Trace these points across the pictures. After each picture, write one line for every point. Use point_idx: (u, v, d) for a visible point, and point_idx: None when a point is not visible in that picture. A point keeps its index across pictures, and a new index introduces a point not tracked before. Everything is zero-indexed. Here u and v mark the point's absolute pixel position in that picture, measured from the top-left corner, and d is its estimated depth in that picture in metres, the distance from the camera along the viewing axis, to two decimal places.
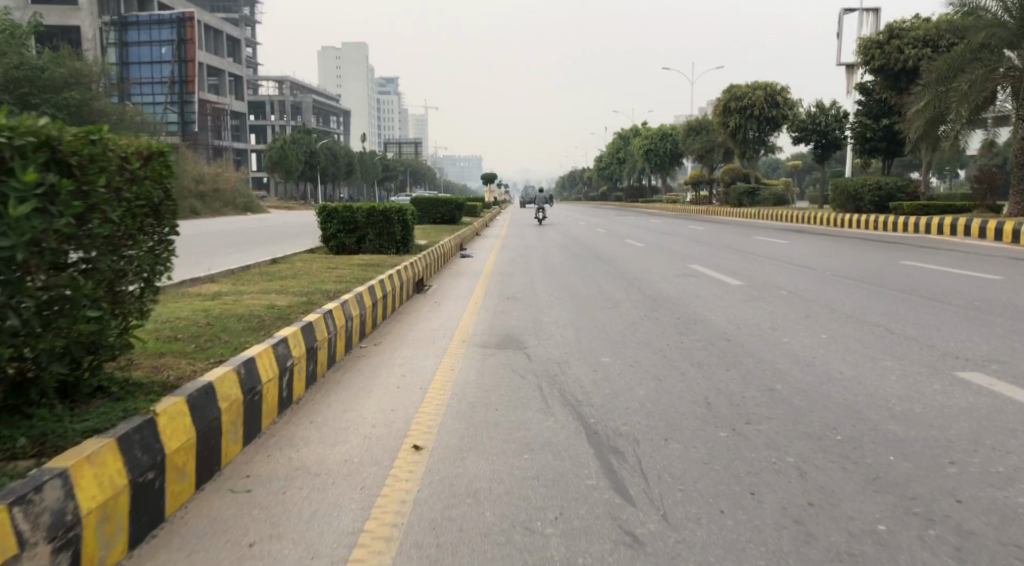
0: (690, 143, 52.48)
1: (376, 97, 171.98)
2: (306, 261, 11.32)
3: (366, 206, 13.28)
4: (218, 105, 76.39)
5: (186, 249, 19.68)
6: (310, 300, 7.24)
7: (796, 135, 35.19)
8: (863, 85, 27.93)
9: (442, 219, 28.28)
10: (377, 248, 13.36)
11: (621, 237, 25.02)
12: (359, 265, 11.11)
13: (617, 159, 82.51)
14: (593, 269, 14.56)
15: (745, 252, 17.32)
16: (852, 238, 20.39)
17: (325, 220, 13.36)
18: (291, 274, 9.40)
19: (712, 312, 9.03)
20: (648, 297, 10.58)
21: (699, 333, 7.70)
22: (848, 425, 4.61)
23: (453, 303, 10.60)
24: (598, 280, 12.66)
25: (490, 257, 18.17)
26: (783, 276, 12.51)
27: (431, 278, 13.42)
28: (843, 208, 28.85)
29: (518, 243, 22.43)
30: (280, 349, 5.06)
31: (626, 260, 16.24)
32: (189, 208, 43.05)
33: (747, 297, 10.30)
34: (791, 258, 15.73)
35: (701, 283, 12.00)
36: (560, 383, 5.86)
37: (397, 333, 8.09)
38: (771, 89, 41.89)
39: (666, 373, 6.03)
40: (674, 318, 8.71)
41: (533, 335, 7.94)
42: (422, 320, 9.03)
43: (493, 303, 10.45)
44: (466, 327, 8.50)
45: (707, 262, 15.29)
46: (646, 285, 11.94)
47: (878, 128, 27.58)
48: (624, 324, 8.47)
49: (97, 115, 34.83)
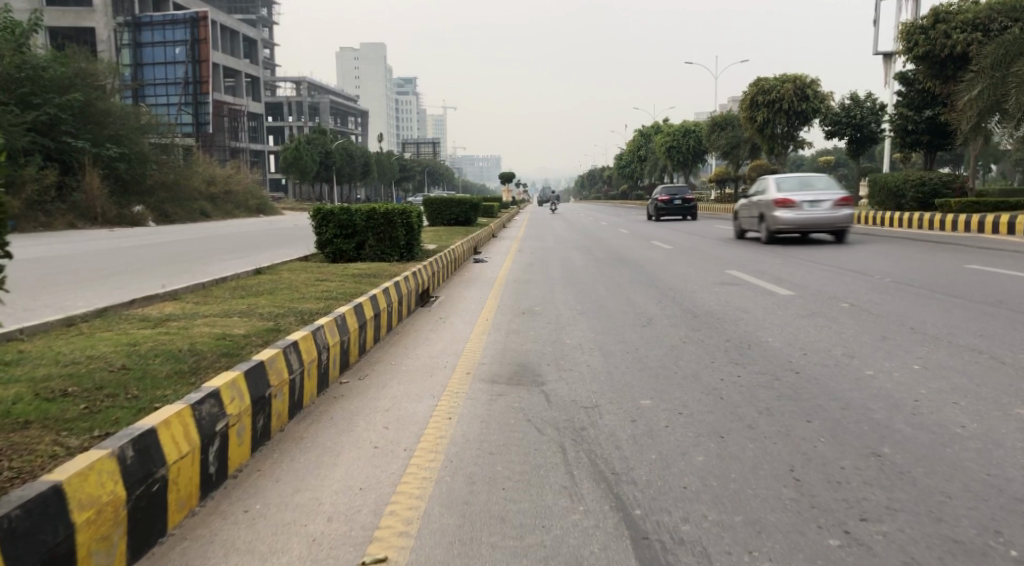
0: (714, 140, 50.81)
1: (394, 98, 171.46)
2: (295, 271, 9.99)
3: (366, 208, 11.95)
4: (234, 107, 75.51)
5: (182, 255, 18.49)
6: (278, 327, 5.90)
7: (830, 129, 33.46)
8: (904, 74, 26.25)
9: (456, 221, 26.94)
10: (377, 254, 12.03)
11: (648, 237, 23.51)
12: (353, 274, 9.78)
13: (638, 157, 80.86)
14: (621, 275, 13.14)
15: (786, 255, 15.80)
16: (901, 239, 18.81)
17: (320, 223, 12.02)
18: (270, 289, 8.07)
19: (769, 334, 7.58)
20: (687, 312, 9.15)
21: (761, 365, 6.26)
22: (1014, 525, 3.16)
23: (461, 319, 9.25)
24: (627, 290, 11.25)
25: (505, 262, 16.82)
26: (838, 285, 11.00)
27: (437, 287, 12.08)
28: (883, 205, 27.08)
29: (539, 245, 20.98)
30: (207, 410, 3.70)
31: (655, 265, 14.78)
32: (199, 210, 41.99)
33: (803, 312, 8.85)
34: (839, 262, 14.19)
35: (744, 292, 10.56)
36: (589, 441, 4.47)
37: (388, 363, 6.73)
38: (800, 81, 40.17)
39: (730, 429, 4.62)
40: (724, 342, 7.28)
41: (553, 366, 6.54)
42: (422, 344, 7.66)
43: (507, 319, 9.06)
44: (473, 353, 7.13)
45: (746, 267, 13.81)
46: (683, 295, 10.52)
47: (921, 120, 25.81)
48: (663, 349, 7.03)
49: (104, 117, 33.81)
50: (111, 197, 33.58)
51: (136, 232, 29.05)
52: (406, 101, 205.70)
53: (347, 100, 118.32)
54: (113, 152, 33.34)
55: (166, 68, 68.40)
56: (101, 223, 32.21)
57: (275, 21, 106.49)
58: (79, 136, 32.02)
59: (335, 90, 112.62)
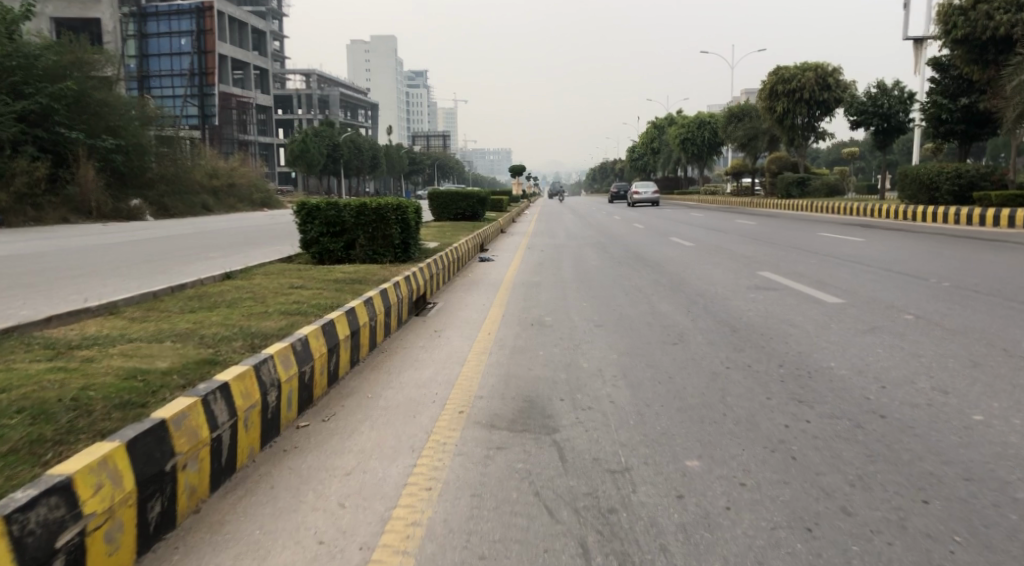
0: (731, 131, 49.18)
1: (404, 91, 170.47)
2: (271, 276, 8.74)
3: (356, 203, 10.63)
4: (243, 99, 74.21)
5: (165, 252, 17.15)
6: (215, 358, 4.60)
7: (855, 119, 31.87)
8: (938, 59, 24.64)
9: (463, 216, 25.65)
10: (369, 255, 10.74)
11: (666, 233, 22.17)
12: (337, 279, 8.51)
13: (651, 149, 79.18)
14: (641, 278, 11.84)
15: (821, 255, 14.39)
16: (941, 236, 17.38)
17: (305, 220, 10.72)
18: (230, 300, 6.83)
19: (829, 356, 6.25)
20: (722, 325, 7.84)
21: (833, 403, 4.95)
22: None
23: (459, 332, 7.99)
24: (649, 296, 9.93)
25: (514, 260, 15.53)
26: (891, 290, 9.64)
27: (437, 291, 10.81)
28: (914, 198, 25.51)
29: (550, 242, 19.68)
30: (37, 518, 2.45)
31: (678, 265, 13.45)
32: (200, 203, 40.99)
33: (861, 326, 7.50)
34: (883, 262, 12.79)
35: (784, 300, 9.23)
36: (621, 539, 3.18)
37: (365, 396, 5.47)
38: (822, 70, 38.51)
39: (822, 517, 3.30)
40: (777, 368, 5.95)
41: (568, 402, 5.24)
42: (411, 366, 6.40)
43: (513, 333, 7.77)
44: (469, 382, 5.84)
45: (779, 268, 12.50)
46: (714, 303, 9.19)
47: (956, 109, 24.22)
48: (703, 378, 5.72)
49: (101, 108, 32.73)
50: (106, 191, 32.55)
51: (129, 227, 27.92)
52: (417, 94, 204.61)
53: (357, 92, 117.03)
54: (109, 144, 32.27)
55: (171, 59, 67.62)
56: (96, 218, 31.32)
57: (284, 14, 105.19)
58: (73, 128, 30.90)
59: (344, 82, 111.39)
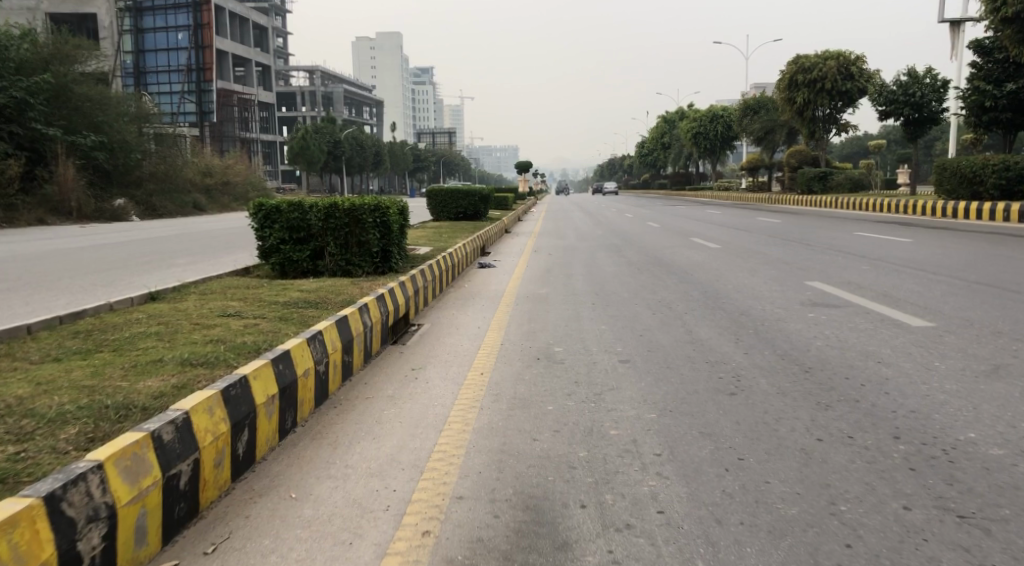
0: (746, 124, 46.99)
1: (411, 88, 168.65)
2: (207, 297, 6.94)
3: (324, 203, 8.78)
4: (245, 95, 72.44)
5: (126, 257, 15.31)
6: (6, 466, 2.78)
7: (883, 109, 29.82)
8: (979, 41, 22.65)
9: (463, 215, 23.83)
10: (340, 265, 8.91)
11: (685, 233, 20.24)
12: (288, 302, 6.67)
13: (661, 144, 76.92)
14: (668, 289, 9.97)
15: (873, 259, 12.41)
16: (1001, 236, 15.35)
17: (263, 225, 8.89)
18: (123, 341, 5.02)
19: (959, 419, 4.38)
20: (787, 362, 5.99)
21: (1020, 525, 3.07)
22: None
23: (444, 370, 6.17)
24: (683, 316, 8.08)
25: (518, 266, 13.71)
26: (986, 309, 7.71)
27: (423, 309, 8.98)
28: (953, 193, 23.44)
29: (558, 244, 17.80)
30: None
31: (707, 273, 11.59)
32: (192, 202, 39.27)
33: (977, 365, 5.59)
34: (953, 268, 10.82)
35: (856, 323, 7.33)
36: None
37: (284, 499, 3.64)
38: (844, 59, 36.35)
39: None
40: (890, 443, 4.07)
41: (594, 514, 3.41)
42: (368, 437, 4.57)
43: (514, 374, 5.94)
44: (446, 468, 4.00)
45: (829, 277, 10.57)
46: (767, 328, 7.31)
47: (1001, 95, 22.15)
48: (791, 462, 3.87)
49: (84, 103, 31.06)
50: (89, 190, 30.88)
51: (109, 227, 26.29)
52: (423, 91, 203.76)
53: (361, 89, 115.07)
54: (91, 140, 30.61)
55: (169, 55, 66.15)
56: (77, 219, 29.70)
57: (287, 9, 103.26)
58: (51, 124, 29.29)
59: (349, 79, 109.79)
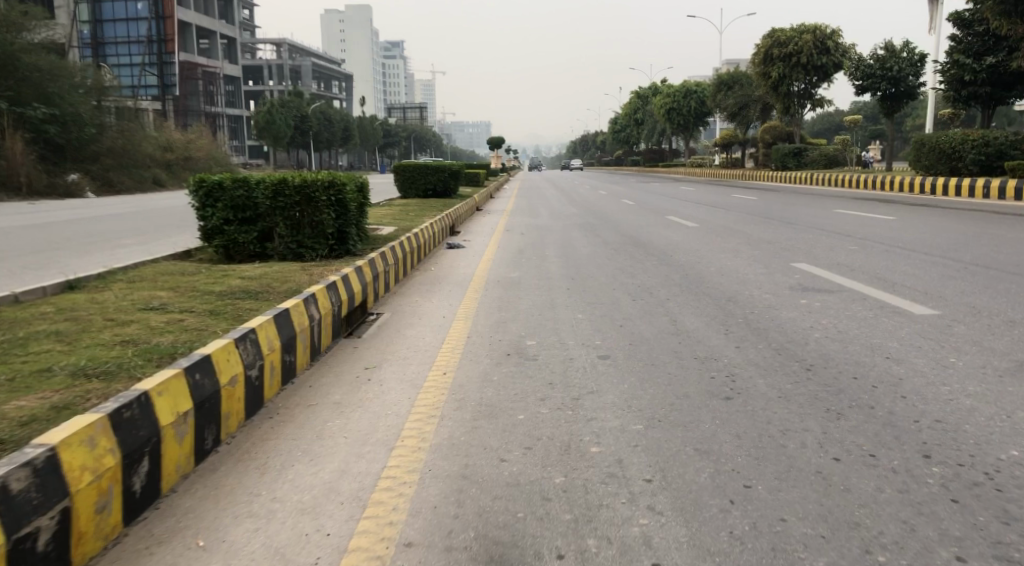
0: (721, 100, 46.40)
1: (381, 63, 165.49)
2: (135, 286, 6.13)
3: (272, 179, 7.96)
4: (209, 68, 70.29)
5: (68, 237, 14.28)
6: None
7: (860, 84, 29.40)
8: (959, 13, 22.18)
9: (432, 192, 22.96)
10: (292, 247, 8.11)
11: (660, 211, 19.62)
12: (224, 293, 5.88)
13: (634, 120, 76.14)
14: (648, 273, 9.32)
15: (859, 239, 11.88)
16: (985, 213, 14.94)
17: (205, 203, 8.05)
18: (15, 343, 4.23)
19: (996, 432, 3.77)
20: (786, 358, 5.37)
21: None
22: None
23: (400, 368, 5.45)
24: (667, 303, 7.44)
25: (488, 246, 12.99)
26: (989, 295, 7.18)
27: (382, 296, 8.23)
28: (931, 169, 23.11)
29: (530, 222, 17.07)
30: None
31: (688, 254, 10.97)
32: (152, 178, 37.79)
33: (997, 361, 5.01)
34: (944, 248, 10.32)
35: (854, 311, 6.75)
36: None
37: (184, 551, 2.90)
38: (820, 33, 35.82)
39: None
40: (922, 465, 3.44)
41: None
42: (304, 460, 3.83)
43: (480, 374, 5.24)
44: (393, 503, 3.29)
45: (817, 258, 10.01)
46: (758, 317, 6.69)
47: (981, 69, 21.77)
48: (811, 494, 3.21)
49: (32, 73, 29.53)
50: (39, 165, 29.42)
51: (59, 204, 24.98)
52: (393, 66, 200.65)
53: (330, 64, 112.59)
54: (41, 113, 29.16)
55: (128, 25, 63.81)
56: (27, 195, 28.32)
57: None
58: None
59: (317, 53, 107.17)
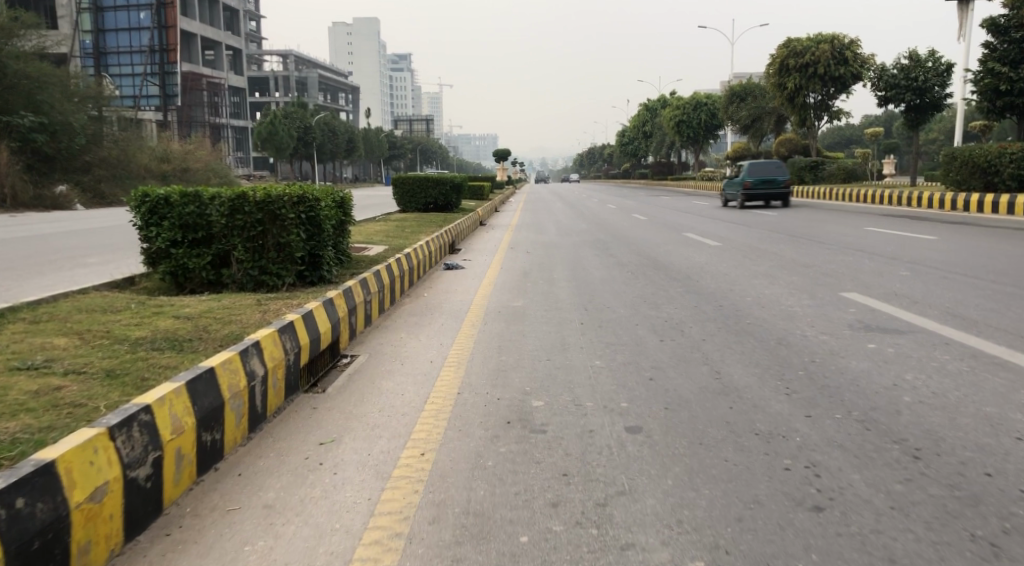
0: (733, 112, 45.11)
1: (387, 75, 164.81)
2: (34, 329, 4.82)
3: (228, 193, 6.66)
4: (214, 80, 68.14)
5: (31, 254, 13.03)
6: None
7: (883, 95, 28.09)
8: (994, 19, 20.88)
9: (433, 206, 21.70)
10: (252, 274, 6.82)
11: (677, 228, 18.29)
12: (143, 341, 4.56)
13: (643, 133, 74.69)
14: (674, 303, 8.00)
15: (908, 263, 10.50)
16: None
17: (149, 221, 6.76)
18: None
19: None
20: (881, 436, 4.02)
21: None
22: None
23: (365, 445, 4.11)
24: (702, 345, 6.11)
25: (492, 266, 11.69)
26: None
27: (361, 330, 6.91)
28: (964, 184, 21.68)
29: (537, 239, 15.76)
30: None
31: (716, 279, 9.65)
32: None
33: None
34: (1013, 275, 8.94)
35: (942, 361, 5.40)
36: None
37: None
38: (838, 42, 34.52)
39: None
40: None
41: None
42: None
43: (469, 457, 3.89)
44: None
45: (868, 286, 8.67)
46: (822, 368, 5.35)
47: (1018, 78, 20.43)
48: None
49: (21, 80, 28.41)
50: (26, 175, 28.20)
51: (41, 217, 23.70)
52: (398, 78, 200.15)
53: (337, 75, 111.59)
54: (29, 121, 27.93)
55: (130, 35, 62.62)
56: (13, 207, 27.14)
57: None
58: None
59: (323, 64, 106.16)
